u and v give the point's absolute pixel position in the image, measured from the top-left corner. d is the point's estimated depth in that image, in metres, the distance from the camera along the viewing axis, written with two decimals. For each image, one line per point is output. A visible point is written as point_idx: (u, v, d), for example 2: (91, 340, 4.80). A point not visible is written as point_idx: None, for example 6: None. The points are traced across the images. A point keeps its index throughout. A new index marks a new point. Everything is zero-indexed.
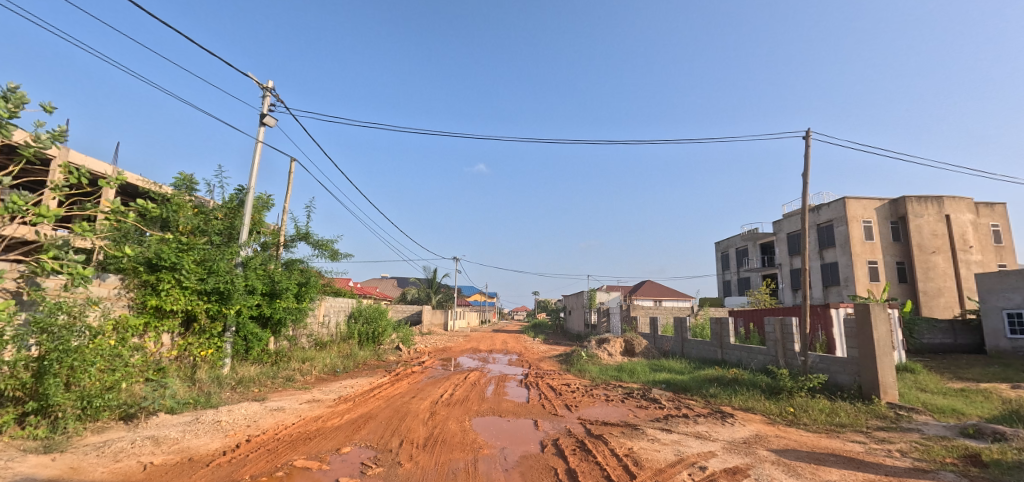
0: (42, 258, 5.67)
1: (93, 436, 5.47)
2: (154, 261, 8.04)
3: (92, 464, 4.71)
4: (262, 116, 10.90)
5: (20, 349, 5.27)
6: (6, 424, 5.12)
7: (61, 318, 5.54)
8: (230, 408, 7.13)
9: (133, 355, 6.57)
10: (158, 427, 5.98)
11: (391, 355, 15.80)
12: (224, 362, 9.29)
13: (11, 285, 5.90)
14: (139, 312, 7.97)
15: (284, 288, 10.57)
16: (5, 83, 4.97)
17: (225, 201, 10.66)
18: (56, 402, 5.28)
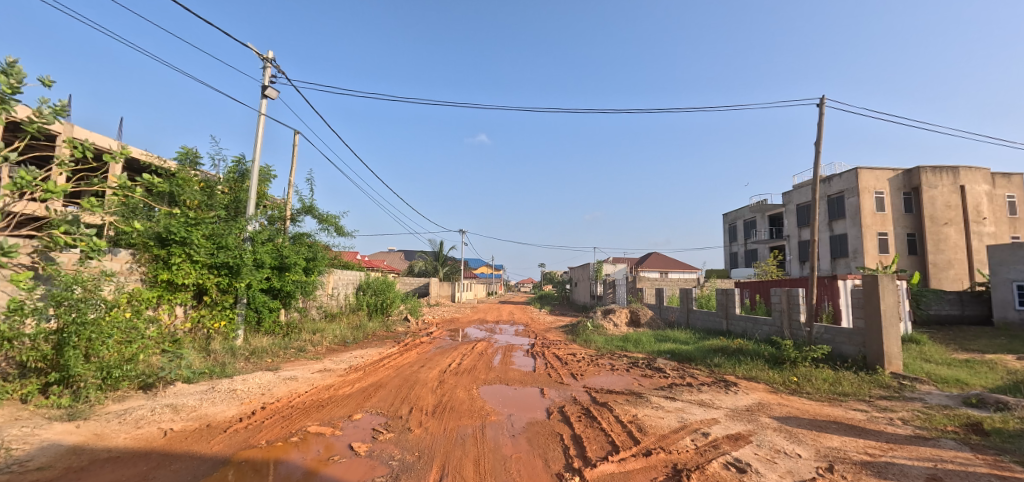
0: (54, 233, 5.76)
1: (114, 404, 5.67)
2: (164, 235, 8.16)
3: (114, 431, 4.90)
4: (263, 88, 10.76)
5: (39, 322, 5.40)
6: (31, 393, 5.32)
7: (78, 291, 5.66)
8: (244, 377, 7.33)
9: (149, 328, 6.72)
10: (176, 395, 6.20)
11: (400, 326, 16.08)
12: (237, 333, 9.50)
13: (26, 259, 6.03)
14: (152, 286, 8.12)
15: (293, 262, 10.68)
16: (3, 57, 4.92)
17: (230, 176, 10.68)
18: (77, 373, 5.44)
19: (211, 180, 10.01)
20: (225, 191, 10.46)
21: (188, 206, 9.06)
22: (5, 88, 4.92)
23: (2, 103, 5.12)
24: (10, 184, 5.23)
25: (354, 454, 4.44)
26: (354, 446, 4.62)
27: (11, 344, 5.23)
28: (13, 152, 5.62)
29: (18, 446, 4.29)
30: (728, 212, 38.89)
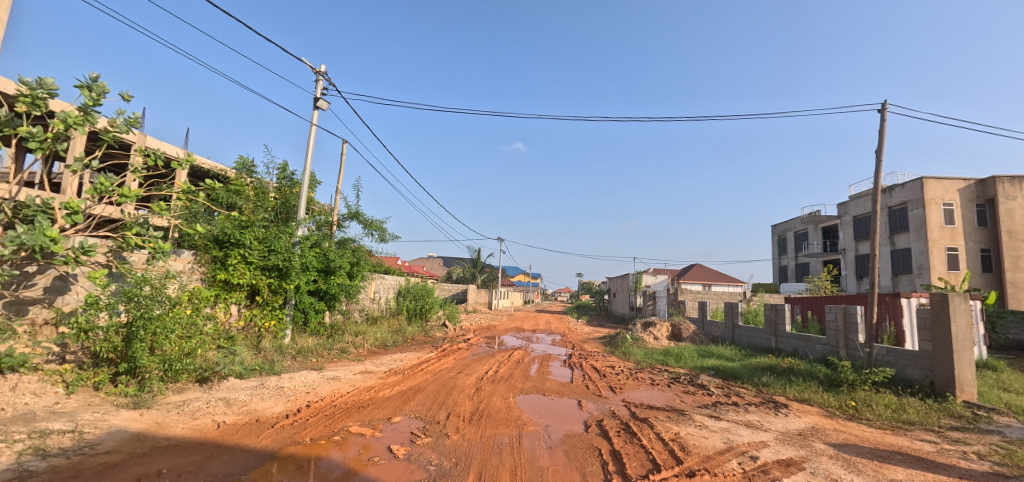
0: (127, 235, 6.31)
1: (173, 396, 6.03)
2: (222, 238, 8.71)
3: (174, 420, 5.22)
4: (314, 100, 11.30)
5: (112, 316, 5.86)
6: (103, 382, 5.76)
7: (146, 289, 6.10)
8: (291, 375, 7.65)
9: (206, 324, 7.11)
10: (229, 389, 6.54)
11: (438, 331, 16.29)
12: (286, 332, 9.91)
13: (102, 258, 6.60)
14: (211, 285, 8.65)
15: (338, 265, 11.05)
16: (88, 74, 5.44)
17: (282, 183, 11.26)
18: (143, 365, 5.84)
19: (264, 187, 10.58)
20: (277, 197, 11.01)
21: (242, 212, 9.61)
22: (88, 102, 5.44)
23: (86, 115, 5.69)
24: (91, 189, 5.73)
25: (392, 456, 4.51)
26: (392, 448, 4.70)
27: (87, 335, 5.69)
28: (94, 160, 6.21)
29: (89, 430, 4.65)
30: (777, 224, 37.18)
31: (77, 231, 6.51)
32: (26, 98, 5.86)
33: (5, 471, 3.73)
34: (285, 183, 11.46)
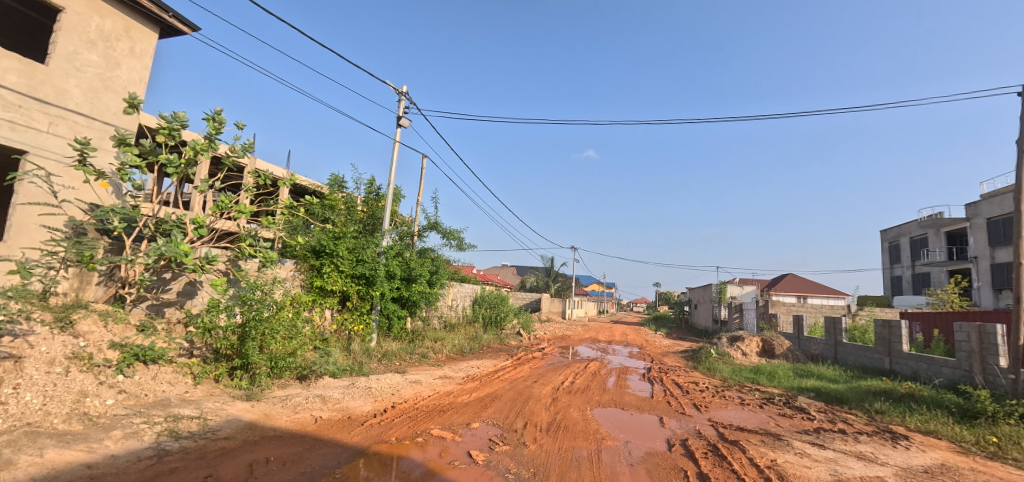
0: (242, 245, 7.17)
1: (278, 391, 6.66)
2: (318, 248, 9.54)
3: (279, 413, 5.77)
4: (397, 119, 12.05)
5: (229, 317, 6.65)
6: (222, 375, 6.51)
7: (257, 293, 6.83)
8: (378, 377, 8.13)
9: (305, 327, 7.79)
10: (324, 387, 7.10)
11: (512, 340, 16.46)
12: (372, 336, 10.55)
13: (223, 266, 7.53)
14: (309, 291, 9.50)
15: (419, 274, 11.61)
16: (212, 108, 6.25)
17: (369, 197, 12.11)
18: (254, 361, 6.52)
19: (354, 200, 11.45)
20: (365, 210, 11.85)
21: (335, 225, 10.45)
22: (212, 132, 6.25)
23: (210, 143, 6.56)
24: (214, 207, 6.61)
25: (472, 461, 4.61)
26: (472, 453, 4.80)
27: (210, 332, 6.49)
28: (218, 181, 7.22)
29: (211, 417, 5.28)
30: (887, 229, 33.12)
31: (203, 243, 7.58)
32: (165, 130, 6.90)
33: (148, 448, 4.34)
34: (372, 197, 12.31)
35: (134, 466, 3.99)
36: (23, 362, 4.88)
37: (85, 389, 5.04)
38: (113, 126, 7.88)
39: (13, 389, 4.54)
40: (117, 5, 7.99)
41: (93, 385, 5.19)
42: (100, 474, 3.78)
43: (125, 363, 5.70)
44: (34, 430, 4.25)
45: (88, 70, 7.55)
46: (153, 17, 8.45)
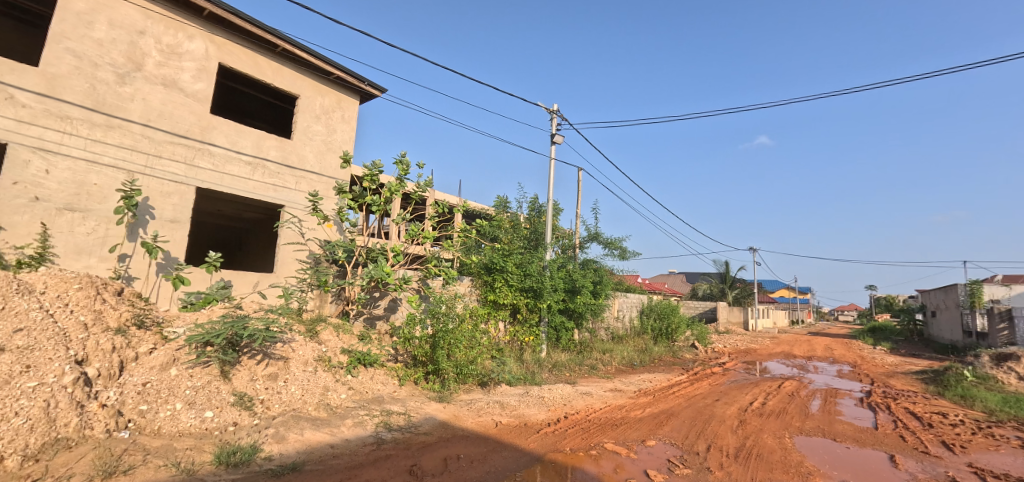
0: (429, 266, 8.67)
1: (463, 396, 7.38)
2: (490, 265, 10.43)
3: (465, 415, 6.43)
4: (551, 136, 12.52)
5: (422, 328, 7.75)
6: (419, 379, 7.53)
7: (443, 307, 7.83)
8: (549, 387, 8.43)
9: (483, 338, 8.57)
10: (502, 394, 7.65)
11: (687, 352, 15.28)
12: (542, 347, 10.92)
13: (415, 284, 8.96)
14: (484, 305, 10.45)
15: (582, 285, 11.73)
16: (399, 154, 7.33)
17: (531, 214, 12.79)
18: (443, 366, 7.43)
19: (518, 219, 12.25)
20: (528, 226, 12.54)
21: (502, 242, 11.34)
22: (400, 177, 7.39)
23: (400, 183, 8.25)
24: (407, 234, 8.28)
25: None
26: (649, 473, 4.58)
27: (409, 341, 7.62)
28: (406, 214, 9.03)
29: (414, 414, 6.20)
30: None
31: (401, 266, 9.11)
32: (368, 177, 8.48)
33: (369, 436, 5.32)
34: (534, 213, 12.96)
35: (361, 450, 4.91)
36: (289, 362, 6.38)
37: (327, 384, 6.38)
38: (335, 178, 9.99)
39: (285, 383, 5.99)
40: (332, 85, 10.11)
41: (332, 381, 6.54)
42: (339, 453, 4.77)
43: (353, 365, 7.08)
44: (298, 414, 5.53)
45: (317, 138, 9.72)
46: (356, 89, 10.43)
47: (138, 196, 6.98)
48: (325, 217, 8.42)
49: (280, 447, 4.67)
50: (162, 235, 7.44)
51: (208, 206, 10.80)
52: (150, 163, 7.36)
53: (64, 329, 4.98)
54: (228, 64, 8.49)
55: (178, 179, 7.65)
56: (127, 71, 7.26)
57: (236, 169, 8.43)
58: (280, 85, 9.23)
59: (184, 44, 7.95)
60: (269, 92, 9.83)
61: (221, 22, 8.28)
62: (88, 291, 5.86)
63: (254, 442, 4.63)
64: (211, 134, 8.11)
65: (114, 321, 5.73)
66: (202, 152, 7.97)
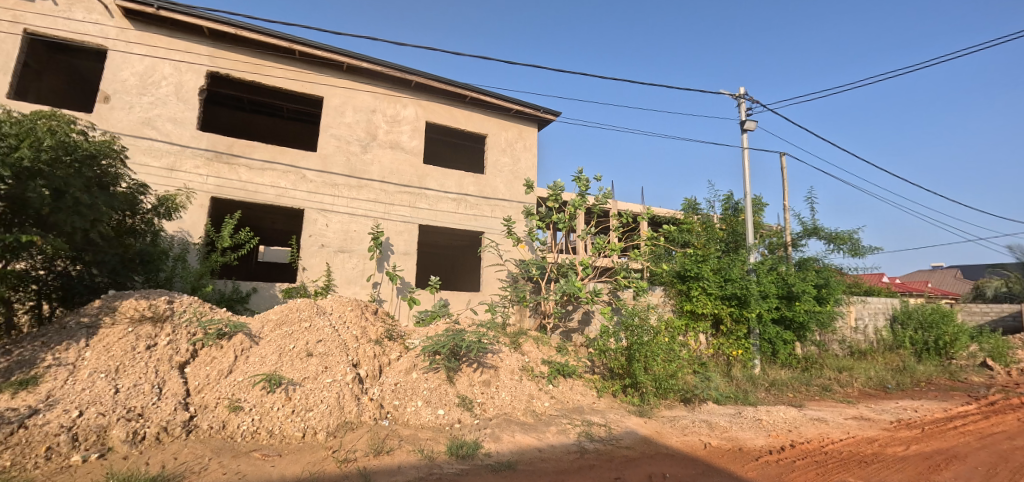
0: (618, 278, 9.02)
1: (666, 410, 6.70)
2: (683, 273, 9.83)
3: (669, 432, 5.84)
4: (741, 124, 11.25)
5: (617, 340, 7.14)
6: (617, 391, 6.92)
7: (637, 319, 7.18)
8: (768, 409, 7.27)
9: (682, 351, 7.68)
10: (709, 413, 6.78)
11: (975, 374, 11.39)
12: (755, 362, 9.49)
13: (606, 297, 9.19)
14: (681, 315, 9.82)
15: (802, 290, 9.92)
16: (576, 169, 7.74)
17: (726, 213, 11.57)
18: (642, 380, 6.65)
19: (711, 219, 11.20)
20: (724, 227, 11.31)
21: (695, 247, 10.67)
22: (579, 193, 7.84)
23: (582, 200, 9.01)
24: (594, 248, 9.00)
25: None
26: None
27: (605, 353, 7.13)
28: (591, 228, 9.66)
29: (614, 426, 5.75)
30: None
31: (591, 279, 9.53)
32: (552, 198, 8.99)
33: (573, 444, 5.08)
34: (730, 212, 11.65)
35: (566, 457, 4.72)
36: (498, 371, 6.31)
37: (531, 392, 6.18)
38: (523, 203, 10.95)
39: (496, 388, 5.99)
40: (513, 119, 11.18)
41: (536, 390, 6.32)
42: (547, 457, 4.67)
43: (552, 375, 6.77)
44: (509, 418, 5.54)
45: (505, 169, 10.85)
46: (534, 119, 11.29)
47: (382, 236, 9.13)
48: (519, 239, 9.38)
49: (496, 446, 4.75)
50: (399, 265, 9.37)
51: (429, 239, 13.01)
52: (388, 209, 9.46)
53: (343, 339, 5.68)
54: (433, 120, 10.26)
55: (406, 219, 9.62)
56: (368, 142, 9.50)
57: (446, 206, 10.10)
58: (472, 128, 10.67)
59: (402, 112, 9.95)
60: (465, 137, 11.45)
61: (426, 88, 10.10)
62: (357, 310, 6.43)
63: (475, 439, 4.80)
64: (426, 181, 9.95)
65: (373, 334, 6.18)
66: (421, 196, 9.86)
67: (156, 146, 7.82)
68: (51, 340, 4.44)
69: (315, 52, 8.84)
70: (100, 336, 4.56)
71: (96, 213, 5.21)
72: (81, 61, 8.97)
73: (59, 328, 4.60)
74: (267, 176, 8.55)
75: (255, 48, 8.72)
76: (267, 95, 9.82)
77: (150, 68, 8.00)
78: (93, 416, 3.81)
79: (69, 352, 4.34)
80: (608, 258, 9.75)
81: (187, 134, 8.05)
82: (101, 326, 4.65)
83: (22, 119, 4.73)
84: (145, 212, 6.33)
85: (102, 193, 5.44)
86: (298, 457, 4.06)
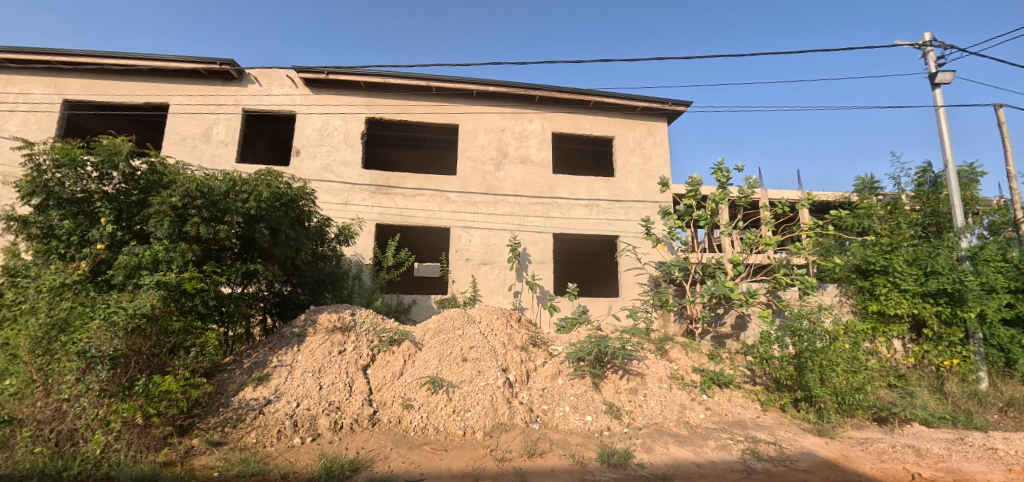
0: (778, 275, 7.94)
1: (854, 431, 5.66)
2: (864, 266, 8.26)
3: (860, 457, 4.92)
4: (932, 78, 9.14)
5: (782, 347, 6.27)
6: (787, 405, 6.10)
7: (806, 323, 6.22)
8: (1007, 436, 5.60)
9: (869, 360, 6.43)
10: (916, 437, 5.54)
11: None
12: (981, 376, 7.44)
13: (764, 298, 8.28)
14: (864, 317, 8.23)
15: None
16: (717, 161, 7.93)
17: (918, 189, 9.36)
18: (818, 394, 5.77)
19: (897, 200, 9.33)
20: (919, 207, 9.15)
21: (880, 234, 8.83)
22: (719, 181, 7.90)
23: (723, 192, 8.24)
24: (745, 244, 8.11)
25: None
26: None
27: (768, 362, 6.30)
28: (739, 223, 8.75)
29: (787, 445, 5.05)
30: None
31: (744, 279, 8.59)
32: (690, 194, 8.41)
33: (736, 462, 4.62)
34: (926, 187, 9.34)
35: (729, 476, 4.31)
36: (645, 378, 6.07)
37: (684, 402, 5.81)
38: (658, 202, 10.45)
39: (645, 397, 5.77)
40: (640, 117, 10.79)
41: (688, 399, 5.92)
42: (707, 474, 4.31)
43: (706, 384, 6.27)
44: (661, 428, 5.29)
45: (635, 169, 10.51)
46: (663, 113, 10.74)
47: (519, 248, 9.55)
48: (657, 240, 8.93)
49: (649, 457, 4.56)
50: (537, 274, 9.66)
51: (563, 246, 13.19)
52: (522, 221, 9.87)
53: (492, 345, 6.06)
54: (558, 130, 10.46)
55: (541, 229, 9.92)
56: (500, 160, 10.09)
57: (578, 213, 10.15)
58: (598, 133, 10.59)
59: (529, 127, 10.35)
60: (591, 142, 11.40)
61: (549, 100, 10.36)
62: (503, 318, 6.80)
63: (626, 448, 4.68)
64: (557, 190, 10.16)
65: (520, 340, 6.48)
66: (553, 205, 10.08)
67: (334, 186, 9.41)
68: (275, 346, 5.58)
69: (449, 85, 9.75)
70: (307, 341, 5.61)
71: (298, 243, 6.45)
72: (279, 125, 11.26)
73: (279, 336, 5.76)
74: (418, 201, 9.63)
75: (401, 91, 9.97)
76: (413, 130, 11.11)
77: (326, 123, 9.69)
78: (307, 408, 4.71)
79: (287, 355, 5.41)
80: (763, 254, 8.81)
81: (355, 173, 9.51)
82: (307, 334, 5.70)
83: (247, 176, 6.10)
84: (329, 241, 7.64)
85: (300, 228, 6.72)
86: (462, 453, 4.44)
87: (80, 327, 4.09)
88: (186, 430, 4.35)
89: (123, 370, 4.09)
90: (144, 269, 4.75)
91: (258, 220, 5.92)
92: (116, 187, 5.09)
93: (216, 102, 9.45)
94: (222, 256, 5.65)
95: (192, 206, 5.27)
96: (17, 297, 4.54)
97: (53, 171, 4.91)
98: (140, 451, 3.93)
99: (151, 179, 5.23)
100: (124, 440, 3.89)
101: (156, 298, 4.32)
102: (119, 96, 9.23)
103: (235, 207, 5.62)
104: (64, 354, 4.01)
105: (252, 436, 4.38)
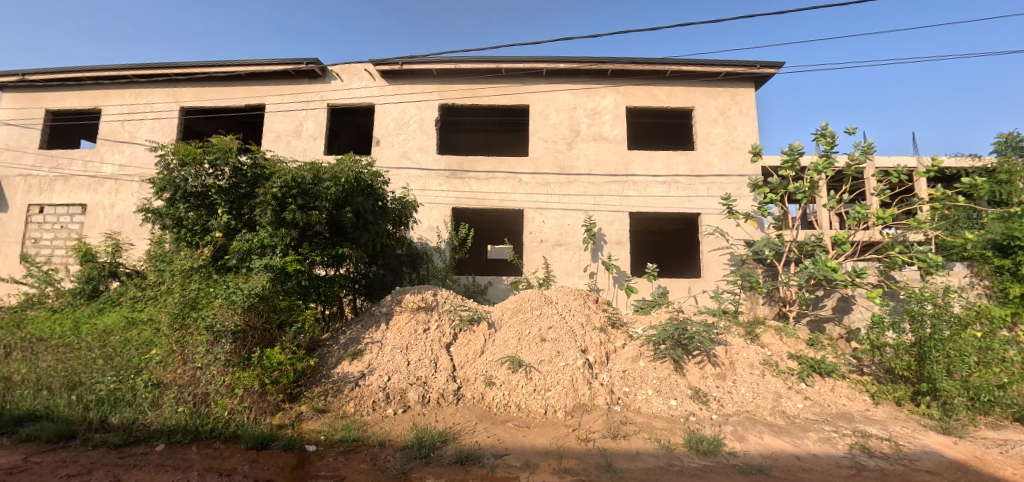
0: (893, 254, 6.97)
1: (991, 430, 4.86)
2: (1004, 242, 7.07)
3: (1000, 461, 4.25)
4: None
5: (899, 335, 5.65)
6: (904, 398, 5.44)
7: (930, 307, 5.56)
8: None
9: (1009, 351, 5.47)
10: None
11: None
12: None
13: (875, 279, 7.42)
14: (1003, 302, 7.04)
15: None
16: (821, 126, 7.22)
17: None
18: (944, 388, 5.06)
19: None
20: None
21: None
22: (825, 146, 7.17)
23: (825, 158, 7.41)
24: (852, 219, 7.30)
25: None
26: None
27: (880, 351, 5.68)
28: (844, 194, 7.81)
29: (904, 443, 4.51)
30: None
31: (848, 258, 7.75)
32: (785, 163, 7.66)
33: (845, 458, 4.21)
34: None
35: (837, 472, 3.94)
36: (735, 364, 5.72)
37: (779, 390, 5.40)
38: (745, 175, 9.67)
39: (734, 383, 5.44)
40: (723, 84, 9.99)
41: (784, 387, 5.50)
42: (810, 468, 3.98)
43: (805, 372, 5.75)
44: (754, 417, 4.98)
45: (719, 140, 9.79)
46: (750, 77, 9.84)
47: (594, 228, 9.33)
48: (745, 216, 8.23)
49: (742, 446, 4.32)
50: (613, 255, 9.44)
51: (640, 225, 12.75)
52: (597, 201, 9.64)
53: (571, 326, 6.01)
54: (632, 104, 9.99)
55: (616, 208, 9.62)
56: (572, 138, 9.88)
57: (656, 190, 9.69)
58: (676, 104, 9.97)
59: (601, 103, 10.00)
60: (669, 115, 10.77)
61: (623, 73, 9.90)
62: (580, 299, 6.71)
63: (716, 435, 4.47)
64: (632, 167, 9.76)
65: (598, 321, 6.38)
66: (629, 184, 9.71)
67: (412, 173, 9.79)
68: (367, 323, 5.95)
69: (518, 65, 9.66)
70: (393, 320, 5.91)
71: (377, 227, 6.84)
72: (360, 118, 11.90)
73: (369, 314, 6.13)
74: (492, 183, 9.74)
75: (471, 76, 10.06)
76: (484, 114, 11.20)
77: (402, 112, 10.05)
78: (397, 381, 5.03)
79: (377, 332, 5.75)
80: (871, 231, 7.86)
81: (431, 159, 9.81)
82: (393, 312, 6.01)
83: (331, 165, 6.50)
84: (407, 224, 8.00)
85: (381, 212, 7.07)
86: (544, 430, 4.51)
87: (207, 305, 4.68)
88: (295, 398, 4.84)
89: (242, 343, 4.60)
90: (253, 253, 5.30)
91: (344, 205, 6.33)
92: (228, 181, 5.68)
93: (304, 100, 10.15)
94: (315, 240, 6.13)
95: (290, 196, 5.77)
96: (156, 278, 5.24)
97: (178, 169, 5.53)
98: (261, 414, 4.43)
99: (255, 172, 5.74)
100: (246, 404, 4.37)
101: (265, 279, 4.80)
102: (223, 100, 10.24)
103: (324, 194, 6.06)
104: (195, 328, 4.60)
105: (351, 405, 4.78)
